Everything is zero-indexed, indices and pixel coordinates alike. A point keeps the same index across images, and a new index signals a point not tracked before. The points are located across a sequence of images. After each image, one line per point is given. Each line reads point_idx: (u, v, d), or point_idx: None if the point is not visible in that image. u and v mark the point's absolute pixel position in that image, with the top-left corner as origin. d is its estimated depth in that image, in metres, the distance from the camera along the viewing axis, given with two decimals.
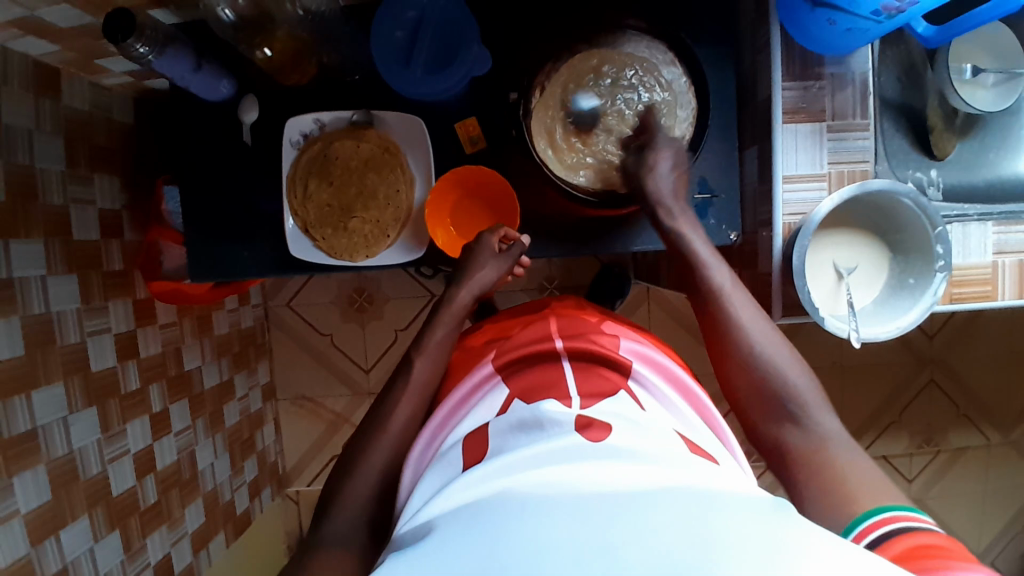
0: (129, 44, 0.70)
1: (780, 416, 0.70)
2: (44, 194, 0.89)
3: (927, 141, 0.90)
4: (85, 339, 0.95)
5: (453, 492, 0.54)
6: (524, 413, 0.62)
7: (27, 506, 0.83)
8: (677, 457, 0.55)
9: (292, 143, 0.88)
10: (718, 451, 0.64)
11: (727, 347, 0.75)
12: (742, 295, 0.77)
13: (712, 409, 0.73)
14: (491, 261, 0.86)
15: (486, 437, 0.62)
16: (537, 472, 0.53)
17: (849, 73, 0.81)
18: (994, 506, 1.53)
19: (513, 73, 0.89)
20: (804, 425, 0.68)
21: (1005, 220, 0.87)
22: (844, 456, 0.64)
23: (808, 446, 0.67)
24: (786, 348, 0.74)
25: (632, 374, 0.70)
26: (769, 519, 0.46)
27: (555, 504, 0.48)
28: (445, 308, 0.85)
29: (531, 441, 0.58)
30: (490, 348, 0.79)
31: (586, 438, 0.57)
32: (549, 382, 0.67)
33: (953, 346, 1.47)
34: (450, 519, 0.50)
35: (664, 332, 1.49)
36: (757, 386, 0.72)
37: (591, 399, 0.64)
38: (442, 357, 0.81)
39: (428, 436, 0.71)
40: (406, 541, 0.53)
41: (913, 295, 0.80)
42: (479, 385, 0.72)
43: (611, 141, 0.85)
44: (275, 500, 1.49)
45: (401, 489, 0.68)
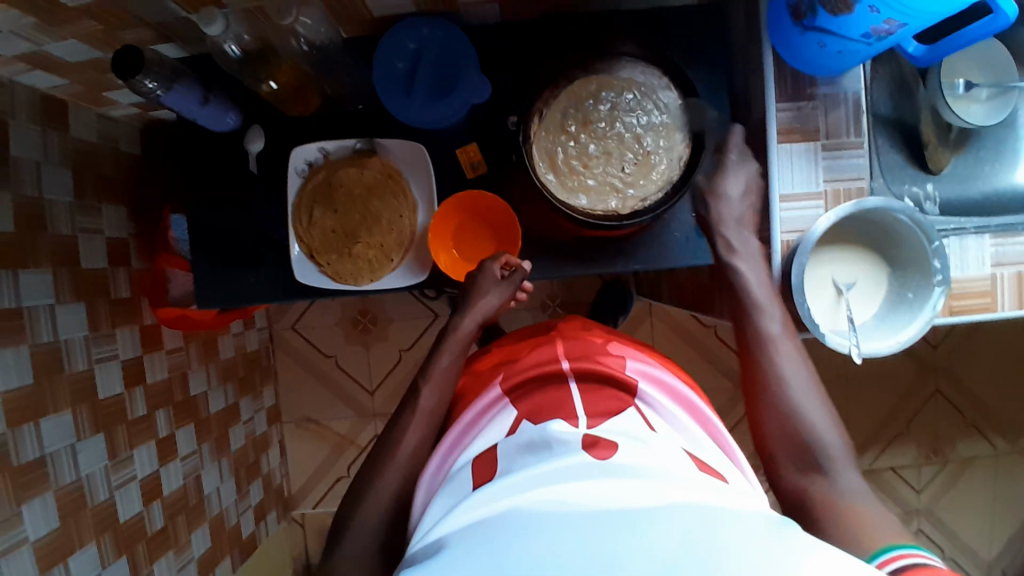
0: (138, 80, 0.72)
1: (809, 461, 0.72)
2: (53, 224, 0.91)
3: (922, 155, 0.92)
4: (93, 366, 0.96)
5: (463, 512, 0.55)
6: (532, 433, 0.63)
7: (36, 535, 0.84)
8: (684, 475, 0.56)
9: (296, 172, 0.89)
10: (726, 470, 0.64)
11: (763, 398, 0.77)
12: (788, 335, 0.79)
13: (720, 428, 0.73)
14: (495, 288, 0.87)
15: (495, 458, 0.63)
16: (544, 490, 0.53)
17: (841, 92, 0.83)
18: (1005, 516, 1.52)
19: (511, 98, 0.91)
20: (830, 479, 0.70)
21: (1001, 232, 0.87)
22: (869, 512, 0.66)
23: (830, 492, 0.69)
24: (824, 403, 0.75)
25: (640, 395, 0.70)
26: (769, 536, 0.47)
27: (565, 523, 0.49)
28: (452, 333, 0.86)
29: (538, 460, 0.59)
30: (499, 370, 0.79)
31: (592, 456, 0.57)
32: (554, 405, 0.68)
33: (956, 356, 1.47)
34: (461, 538, 0.51)
35: (666, 348, 1.49)
36: (786, 421, 0.74)
37: (598, 418, 0.64)
38: (449, 380, 0.81)
39: (439, 457, 0.72)
40: (416, 557, 0.53)
41: (912, 309, 0.80)
42: (488, 405, 0.73)
43: (612, 165, 0.85)
44: (281, 523, 1.49)
45: (413, 512, 0.69)
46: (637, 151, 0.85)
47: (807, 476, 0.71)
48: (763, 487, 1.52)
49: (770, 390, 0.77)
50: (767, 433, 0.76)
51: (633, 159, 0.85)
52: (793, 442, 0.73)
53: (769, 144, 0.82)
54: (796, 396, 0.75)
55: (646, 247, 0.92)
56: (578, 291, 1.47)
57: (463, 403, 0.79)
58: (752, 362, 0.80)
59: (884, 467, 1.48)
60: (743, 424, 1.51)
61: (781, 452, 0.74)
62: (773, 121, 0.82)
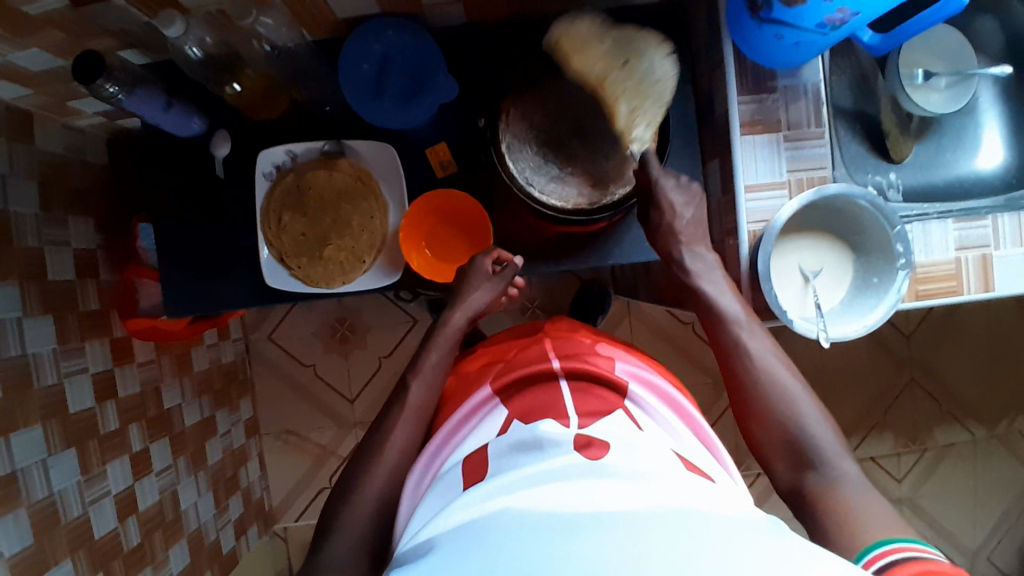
0: (99, 85, 0.71)
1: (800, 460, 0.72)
2: (19, 236, 0.90)
3: (883, 144, 0.93)
4: (63, 379, 0.94)
5: (455, 510, 0.55)
6: (522, 434, 0.63)
7: (8, 552, 0.82)
8: (672, 476, 0.56)
9: (264, 175, 0.89)
10: (713, 470, 0.65)
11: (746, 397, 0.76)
12: (761, 338, 0.79)
13: (703, 425, 0.74)
14: (484, 284, 0.87)
15: (485, 459, 0.62)
16: (531, 491, 0.53)
17: (801, 84, 0.84)
18: (985, 502, 1.53)
19: (480, 99, 0.92)
20: (823, 472, 0.70)
21: (964, 217, 0.89)
22: (857, 499, 0.66)
23: (824, 487, 0.69)
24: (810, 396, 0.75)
25: (628, 393, 0.70)
26: (755, 536, 0.47)
27: (556, 520, 0.49)
28: (438, 333, 0.86)
29: (529, 462, 0.58)
30: (487, 372, 0.79)
31: (586, 457, 0.57)
32: (543, 405, 0.67)
33: (930, 345, 1.50)
34: (451, 537, 0.51)
35: (646, 347, 1.50)
36: (775, 424, 0.74)
37: (588, 418, 0.64)
38: (437, 380, 0.81)
39: (426, 460, 0.72)
40: (405, 559, 0.54)
41: (878, 293, 0.82)
42: (476, 408, 0.72)
43: (579, 154, 0.86)
44: (263, 538, 1.47)
45: (400, 515, 0.70)
46: (603, 143, 0.86)
47: (803, 474, 0.71)
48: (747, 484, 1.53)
49: (749, 388, 0.76)
50: (757, 434, 0.75)
51: (601, 150, 0.86)
52: (785, 445, 0.73)
53: (731, 135, 0.84)
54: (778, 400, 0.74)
55: (617, 241, 0.92)
56: (557, 293, 1.47)
57: (449, 406, 0.79)
58: (728, 364, 0.79)
59: (865, 458, 1.49)
60: (724, 421, 1.51)
61: (773, 452, 0.74)
62: (734, 114, 0.83)
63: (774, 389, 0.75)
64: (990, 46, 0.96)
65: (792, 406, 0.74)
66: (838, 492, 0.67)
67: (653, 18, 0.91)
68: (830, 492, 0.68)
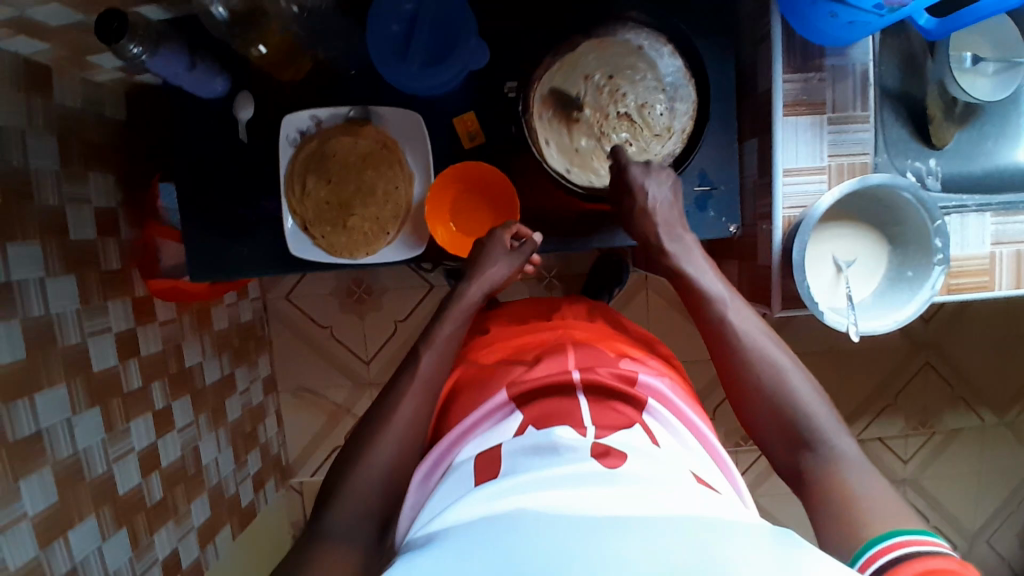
0: (123, 44, 0.70)
1: (793, 437, 0.68)
2: (39, 195, 0.89)
3: (926, 132, 0.90)
4: (86, 339, 0.95)
5: (467, 506, 0.54)
6: (538, 437, 0.62)
7: (35, 508, 0.84)
8: (687, 486, 0.56)
9: (289, 141, 0.87)
10: (721, 484, 0.64)
11: (729, 368, 0.73)
12: (768, 339, 0.73)
13: (715, 443, 0.72)
14: (502, 257, 0.85)
15: (497, 458, 0.62)
16: (547, 495, 0.53)
17: (850, 64, 0.81)
18: (989, 485, 1.55)
19: (512, 66, 0.89)
20: (818, 451, 0.66)
21: (1003, 210, 0.87)
22: (859, 482, 0.62)
23: (825, 468, 0.65)
24: (808, 380, 0.70)
25: (645, 408, 0.69)
26: (774, 548, 0.47)
27: (562, 522, 0.49)
28: (455, 304, 0.84)
29: (543, 464, 0.58)
30: (502, 369, 0.78)
31: (603, 464, 0.57)
32: (563, 412, 0.66)
33: (948, 330, 1.49)
34: (466, 527, 0.51)
35: (662, 320, 1.49)
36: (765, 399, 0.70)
37: (605, 430, 0.63)
38: (449, 350, 0.81)
39: (436, 454, 0.70)
40: (420, 543, 0.54)
41: (911, 287, 0.81)
42: (491, 411, 0.70)
43: (654, 95, 0.84)
44: (279, 492, 1.51)
45: (405, 508, 0.69)
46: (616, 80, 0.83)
47: (797, 454, 0.67)
48: (753, 456, 1.55)
49: (740, 372, 0.72)
50: (760, 426, 0.71)
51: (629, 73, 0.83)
52: (780, 429, 0.69)
53: (774, 116, 0.81)
54: (769, 369, 0.71)
55: None
56: (575, 263, 1.46)
57: (456, 406, 0.77)
58: (719, 349, 0.74)
59: (873, 437, 1.50)
60: None
61: (773, 440, 0.70)
62: (777, 92, 0.80)
63: (760, 364, 0.71)
64: None
65: (804, 412, 0.68)
66: (840, 472, 0.63)
67: None
68: (832, 479, 0.63)
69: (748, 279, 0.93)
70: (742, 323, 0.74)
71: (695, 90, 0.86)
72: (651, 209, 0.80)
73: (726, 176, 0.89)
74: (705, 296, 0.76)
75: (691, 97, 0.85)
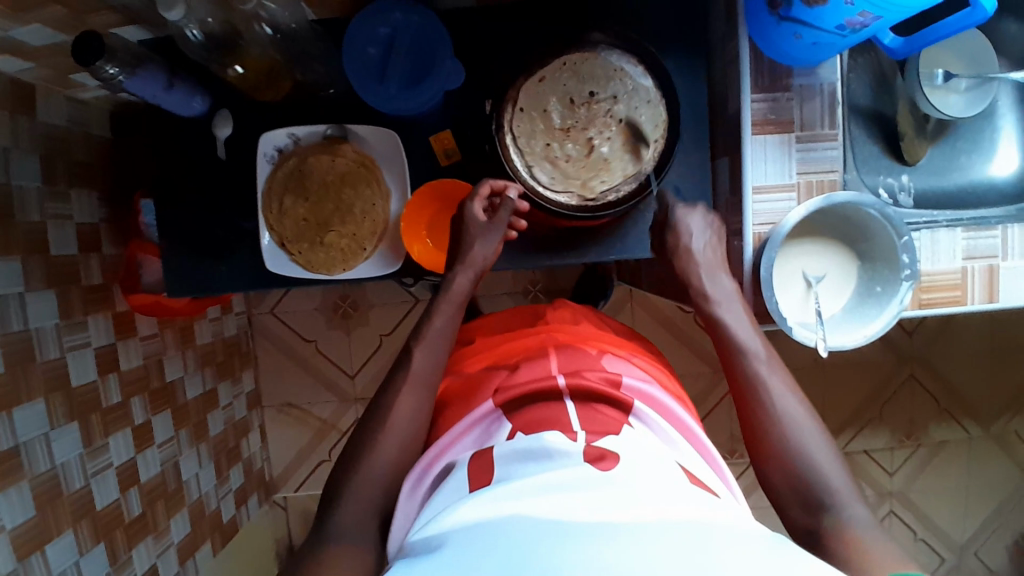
0: (99, 65, 0.71)
1: (810, 500, 0.66)
2: (20, 211, 0.90)
3: (898, 146, 0.92)
4: (66, 354, 0.95)
5: (464, 508, 0.54)
6: (527, 441, 0.62)
7: (11, 523, 0.84)
8: (679, 490, 0.56)
9: (267, 158, 0.88)
10: (716, 485, 0.65)
11: (753, 422, 0.72)
12: (786, 384, 0.73)
13: (707, 444, 0.73)
14: (483, 235, 0.85)
15: (491, 459, 0.63)
16: (541, 501, 0.53)
17: (817, 83, 0.82)
18: (975, 499, 1.55)
19: (487, 86, 0.90)
20: (834, 513, 0.65)
21: (973, 225, 0.88)
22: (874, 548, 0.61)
23: (843, 533, 0.63)
24: (828, 442, 0.70)
25: (632, 410, 0.69)
26: (764, 553, 0.47)
27: (559, 528, 0.49)
28: (444, 296, 0.84)
29: (536, 470, 0.58)
30: (491, 375, 0.78)
31: (597, 468, 0.57)
32: (550, 418, 0.66)
33: (932, 343, 1.49)
34: (462, 534, 0.51)
35: (646, 334, 1.50)
36: (785, 456, 0.69)
37: (594, 435, 0.63)
38: (442, 346, 0.81)
39: (428, 457, 0.70)
40: (417, 549, 0.53)
41: (880, 303, 0.81)
42: (481, 418, 0.71)
43: (623, 111, 0.85)
44: (264, 507, 1.50)
45: (395, 519, 0.67)
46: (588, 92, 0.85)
47: (814, 517, 0.66)
48: (738, 471, 1.54)
49: (768, 432, 0.71)
50: (771, 478, 0.70)
51: (615, 88, 0.85)
52: (796, 489, 0.67)
53: (742, 134, 0.82)
54: (796, 430, 0.70)
55: (619, 239, 0.92)
56: (559, 278, 1.47)
57: (452, 410, 0.77)
58: (747, 405, 0.73)
59: (859, 451, 1.50)
60: (721, 409, 1.52)
61: (786, 500, 0.68)
62: (746, 111, 0.81)
63: (783, 421, 0.70)
64: (1014, 48, 0.93)
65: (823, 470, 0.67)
66: (856, 536, 0.62)
67: (666, 9, 0.89)
68: (850, 542, 0.62)
69: None
70: (774, 381, 0.73)
71: (669, 111, 0.86)
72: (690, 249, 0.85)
73: (699, 194, 0.90)
74: (735, 348, 0.76)
75: (664, 118, 0.86)
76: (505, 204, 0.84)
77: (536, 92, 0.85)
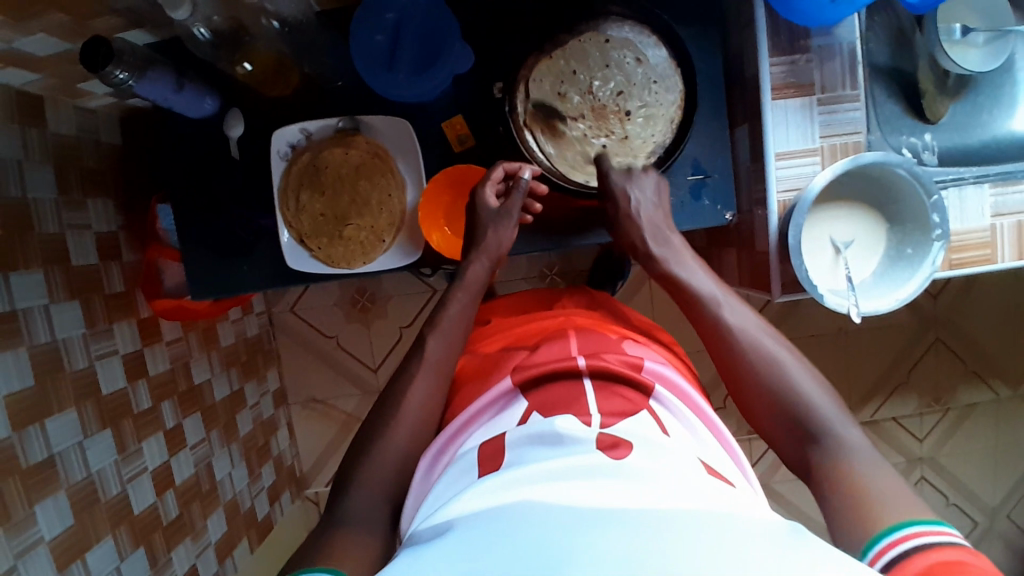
0: (109, 71, 0.70)
1: (798, 432, 0.67)
2: (39, 223, 0.90)
3: (919, 105, 0.90)
4: (94, 363, 0.96)
5: (473, 497, 0.54)
6: (541, 427, 0.61)
7: (51, 533, 0.85)
8: (695, 478, 0.55)
9: (280, 155, 0.87)
10: (730, 473, 0.64)
11: (727, 364, 0.72)
12: (743, 311, 0.75)
13: (721, 428, 0.72)
14: (498, 222, 0.84)
15: (502, 449, 0.61)
16: (554, 488, 0.52)
17: (836, 43, 0.80)
18: (1007, 459, 1.54)
19: (497, 68, 0.89)
20: (824, 444, 0.65)
21: (1001, 181, 0.86)
22: (865, 471, 0.61)
23: (830, 461, 0.63)
24: (803, 363, 0.70)
25: (653, 394, 0.68)
26: (784, 540, 0.46)
27: (562, 513, 0.48)
28: (460, 285, 0.84)
29: (548, 456, 0.57)
30: (507, 357, 0.77)
31: (608, 456, 0.56)
32: (567, 399, 0.66)
33: (957, 305, 1.47)
34: (471, 519, 0.51)
35: (667, 312, 1.49)
36: (765, 392, 0.69)
37: (612, 418, 0.63)
38: (456, 334, 0.81)
39: (440, 443, 0.70)
40: (424, 536, 0.53)
41: (911, 265, 0.80)
42: (497, 398, 0.70)
43: (643, 85, 0.84)
44: (295, 503, 1.52)
45: (408, 498, 0.68)
46: (608, 66, 0.84)
47: (806, 448, 0.66)
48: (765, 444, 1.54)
49: (744, 374, 0.71)
50: (764, 420, 0.70)
51: (625, 64, 0.84)
52: (786, 423, 0.68)
53: (763, 101, 0.80)
54: (771, 363, 0.70)
55: None
56: (576, 260, 1.46)
57: (464, 392, 0.77)
58: (722, 359, 0.73)
59: (887, 417, 1.49)
60: None
61: (781, 439, 0.69)
62: (765, 76, 0.80)
63: (762, 360, 0.71)
64: None
65: (805, 399, 0.67)
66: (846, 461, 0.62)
67: None
68: (836, 463, 0.63)
69: (747, 265, 0.93)
70: (733, 318, 0.74)
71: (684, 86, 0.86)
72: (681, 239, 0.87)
73: (719, 164, 0.89)
74: (699, 300, 0.77)
75: (679, 91, 0.85)
76: (518, 186, 0.82)
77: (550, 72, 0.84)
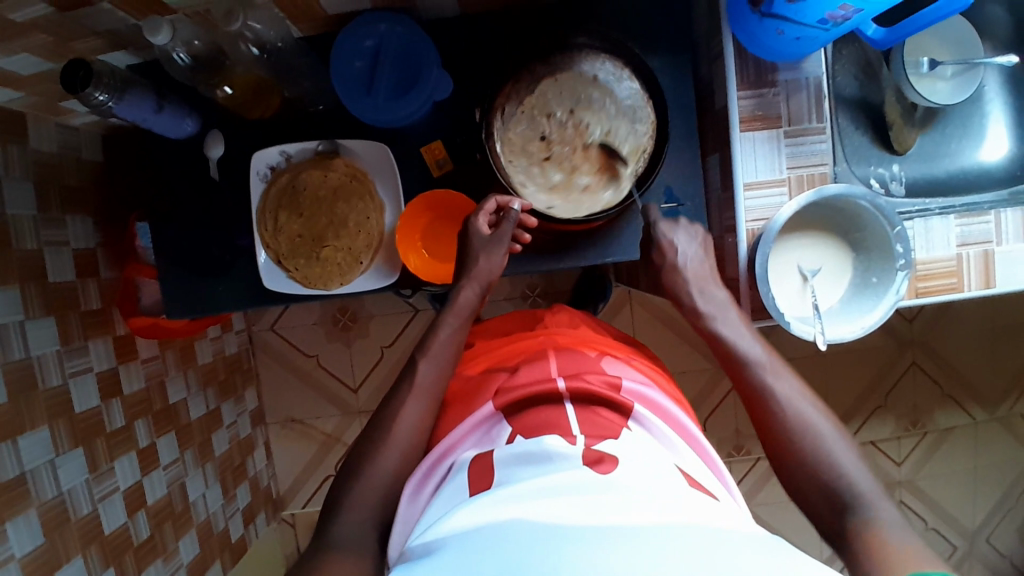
0: (88, 92, 0.71)
1: (836, 502, 0.67)
2: (17, 239, 0.90)
3: (887, 136, 0.92)
4: (67, 380, 0.95)
5: (461, 514, 0.54)
6: (529, 445, 0.62)
7: (21, 551, 0.84)
8: (680, 492, 0.56)
9: (258, 176, 0.88)
10: (713, 487, 0.65)
11: (768, 424, 0.75)
12: (788, 380, 0.77)
13: (706, 446, 0.73)
14: (491, 251, 0.84)
15: (491, 467, 0.62)
16: (541, 505, 0.52)
17: (803, 77, 0.82)
18: (983, 483, 1.55)
19: (475, 95, 0.91)
20: (860, 513, 0.65)
21: (966, 212, 0.88)
22: (897, 542, 0.60)
23: (864, 527, 0.63)
24: (840, 434, 0.72)
25: (632, 414, 0.69)
26: (765, 552, 0.47)
27: (549, 530, 0.49)
28: (450, 311, 0.84)
29: (533, 473, 0.58)
30: (490, 379, 0.78)
31: (597, 472, 0.57)
32: (548, 422, 0.66)
33: (933, 329, 1.49)
34: (460, 539, 0.51)
35: (647, 334, 1.50)
36: (810, 462, 0.71)
37: (594, 437, 0.63)
38: (446, 356, 0.81)
39: (428, 463, 0.70)
40: (417, 554, 0.53)
41: (876, 294, 0.82)
42: (480, 421, 0.71)
43: (615, 121, 0.86)
44: (271, 525, 1.50)
45: (396, 522, 0.67)
46: (579, 101, 0.86)
47: (843, 518, 0.66)
48: (744, 468, 1.54)
49: (785, 442, 0.73)
50: (803, 493, 0.71)
51: (607, 97, 0.86)
52: (824, 496, 0.69)
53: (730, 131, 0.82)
54: (814, 434, 0.72)
55: (617, 239, 0.92)
56: (558, 281, 1.48)
57: (448, 417, 0.77)
58: (765, 425, 0.75)
59: (865, 440, 1.50)
60: (726, 404, 1.52)
61: (818, 510, 0.69)
62: (733, 108, 0.82)
63: (803, 430, 0.72)
64: (996, 35, 0.94)
65: (842, 469, 0.69)
66: (879, 534, 0.62)
67: (651, 11, 0.89)
68: (870, 535, 0.62)
69: None
70: (781, 386, 0.76)
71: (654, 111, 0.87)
72: (680, 265, 0.86)
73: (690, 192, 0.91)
74: (747, 362, 0.79)
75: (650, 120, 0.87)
76: (507, 217, 0.83)
77: (538, 90, 0.86)
